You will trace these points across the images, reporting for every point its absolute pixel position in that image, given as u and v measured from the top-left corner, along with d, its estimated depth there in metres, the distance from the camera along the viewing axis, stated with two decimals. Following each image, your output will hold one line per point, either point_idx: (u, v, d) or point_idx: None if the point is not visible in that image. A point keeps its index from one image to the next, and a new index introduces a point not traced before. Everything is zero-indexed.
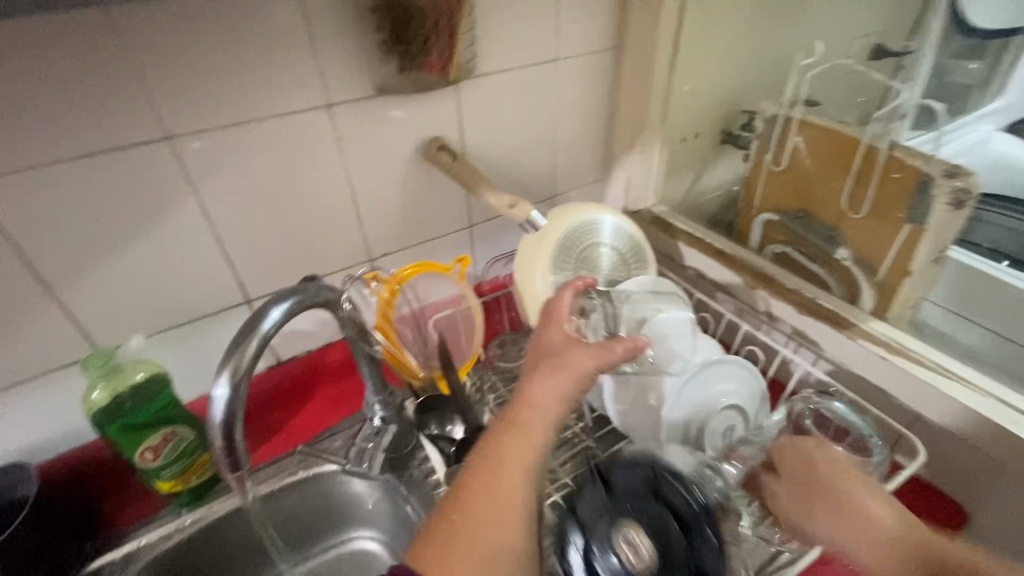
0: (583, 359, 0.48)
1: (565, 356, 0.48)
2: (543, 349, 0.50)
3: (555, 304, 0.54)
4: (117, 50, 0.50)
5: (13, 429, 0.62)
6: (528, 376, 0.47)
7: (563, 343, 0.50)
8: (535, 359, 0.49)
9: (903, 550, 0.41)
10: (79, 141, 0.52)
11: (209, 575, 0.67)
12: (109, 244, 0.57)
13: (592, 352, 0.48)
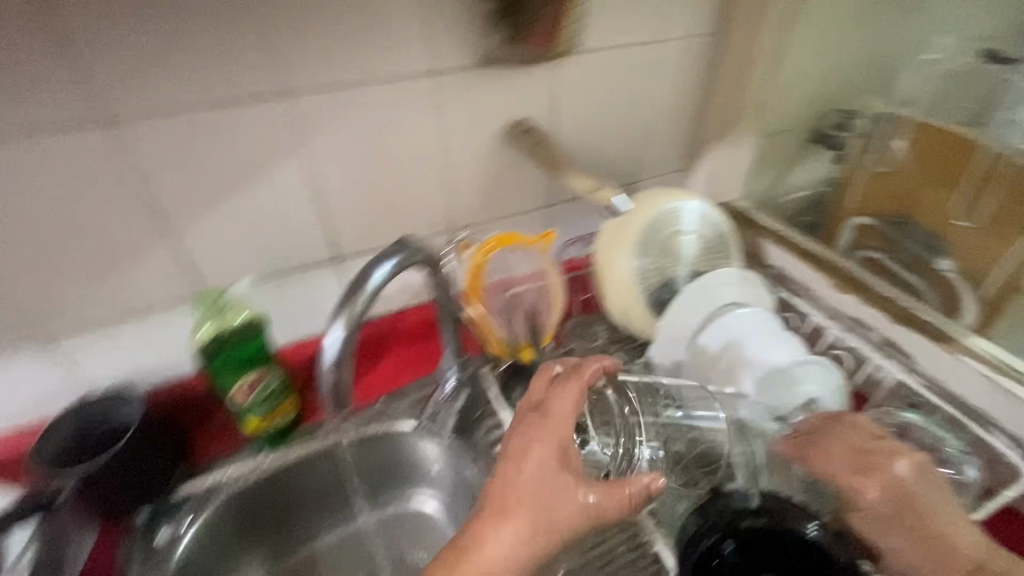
0: (560, 510, 0.40)
1: (539, 500, 0.40)
2: (515, 478, 0.42)
3: (539, 416, 0.44)
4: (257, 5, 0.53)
5: (119, 356, 0.66)
6: (487, 519, 0.40)
7: (555, 470, 0.41)
8: (506, 496, 0.41)
9: (895, 501, 0.48)
10: (212, 89, 0.55)
11: (280, 513, 0.71)
12: (223, 190, 0.61)
13: (571, 503, 0.40)
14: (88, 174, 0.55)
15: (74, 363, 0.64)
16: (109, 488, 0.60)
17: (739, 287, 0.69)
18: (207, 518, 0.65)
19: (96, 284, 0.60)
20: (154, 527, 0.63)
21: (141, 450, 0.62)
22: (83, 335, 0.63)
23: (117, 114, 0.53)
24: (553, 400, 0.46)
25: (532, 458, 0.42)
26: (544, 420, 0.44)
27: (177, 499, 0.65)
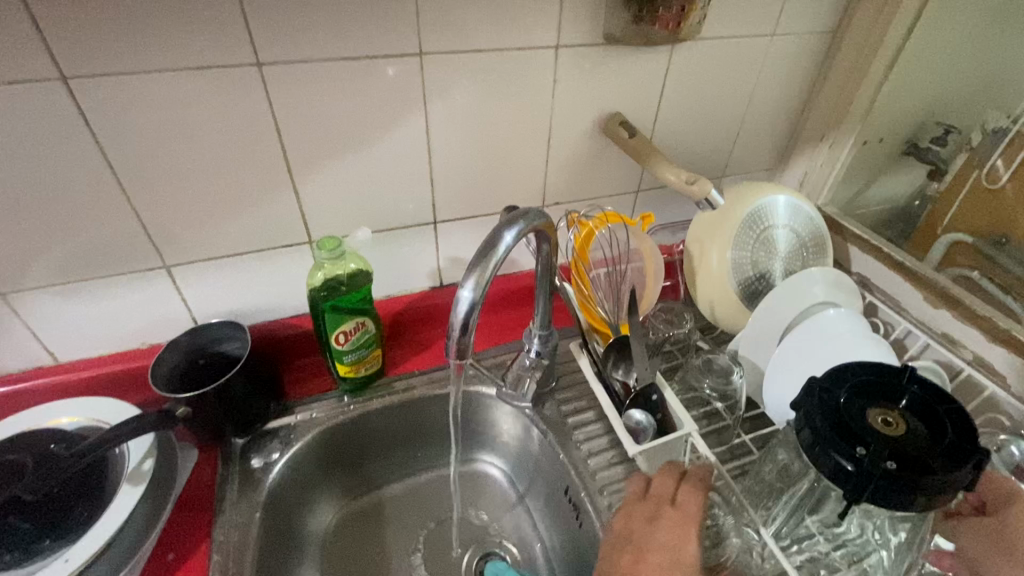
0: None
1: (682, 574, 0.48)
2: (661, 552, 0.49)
3: (686, 503, 0.52)
4: None
5: (225, 293, 0.70)
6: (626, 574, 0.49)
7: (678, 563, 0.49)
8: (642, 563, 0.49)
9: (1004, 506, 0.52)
10: (351, 44, 0.57)
11: (360, 456, 0.75)
12: (344, 144, 0.63)
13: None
14: (228, 116, 0.57)
15: (188, 293, 0.68)
16: (216, 417, 0.64)
17: (827, 288, 0.69)
18: (295, 453, 0.68)
19: (220, 223, 0.64)
20: (249, 454, 0.67)
21: (245, 385, 0.65)
22: (199, 269, 0.66)
23: (262, 59, 0.55)
24: (684, 503, 0.53)
25: (652, 549, 0.49)
26: (673, 521, 0.51)
27: (270, 432, 0.69)
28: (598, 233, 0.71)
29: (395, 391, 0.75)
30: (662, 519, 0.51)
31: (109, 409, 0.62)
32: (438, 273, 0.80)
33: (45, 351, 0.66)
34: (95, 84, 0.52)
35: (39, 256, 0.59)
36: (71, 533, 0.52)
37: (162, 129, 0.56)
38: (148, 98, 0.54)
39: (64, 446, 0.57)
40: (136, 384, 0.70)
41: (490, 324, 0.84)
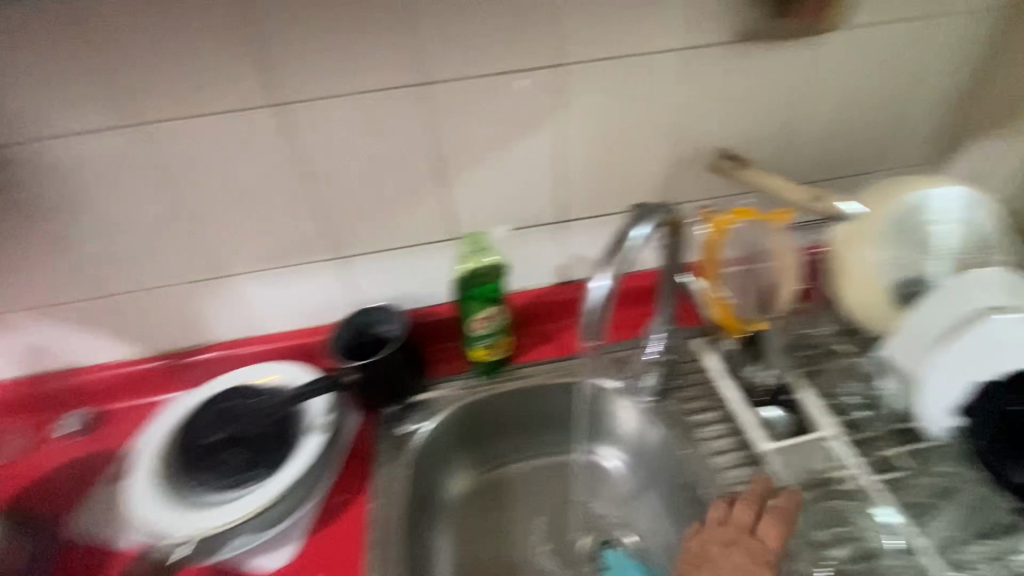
0: None
1: None
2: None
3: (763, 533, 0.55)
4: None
5: (382, 283, 0.81)
6: None
7: None
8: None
9: None
10: (501, 61, 0.66)
11: (488, 436, 0.82)
12: (488, 149, 0.71)
13: None
14: (398, 128, 0.68)
15: (355, 281, 0.80)
16: (376, 386, 0.75)
17: (1004, 294, 0.62)
18: (435, 425, 0.77)
19: (382, 222, 0.75)
20: (395, 423, 0.77)
21: (396, 362, 0.75)
22: (365, 260, 0.78)
23: (429, 79, 0.66)
24: (763, 532, 0.55)
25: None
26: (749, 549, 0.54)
27: (413, 404, 0.79)
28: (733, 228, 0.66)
29: (521, 376, 0.82)
30: (740, 547, 0.54)
31: (297, 371, 0.75)
32: (565, 269, 0.85)
33: (248, 325, 0.83)
34: (305, 107, 0.65)
35: (252, 246, 0.75)
36: (271, 465, 0.65)
37: (346, 142, 0.68)
38: (340, 116, 0.66)
39: (260, 396, 0.71)
40: (310, 356, 0.84)
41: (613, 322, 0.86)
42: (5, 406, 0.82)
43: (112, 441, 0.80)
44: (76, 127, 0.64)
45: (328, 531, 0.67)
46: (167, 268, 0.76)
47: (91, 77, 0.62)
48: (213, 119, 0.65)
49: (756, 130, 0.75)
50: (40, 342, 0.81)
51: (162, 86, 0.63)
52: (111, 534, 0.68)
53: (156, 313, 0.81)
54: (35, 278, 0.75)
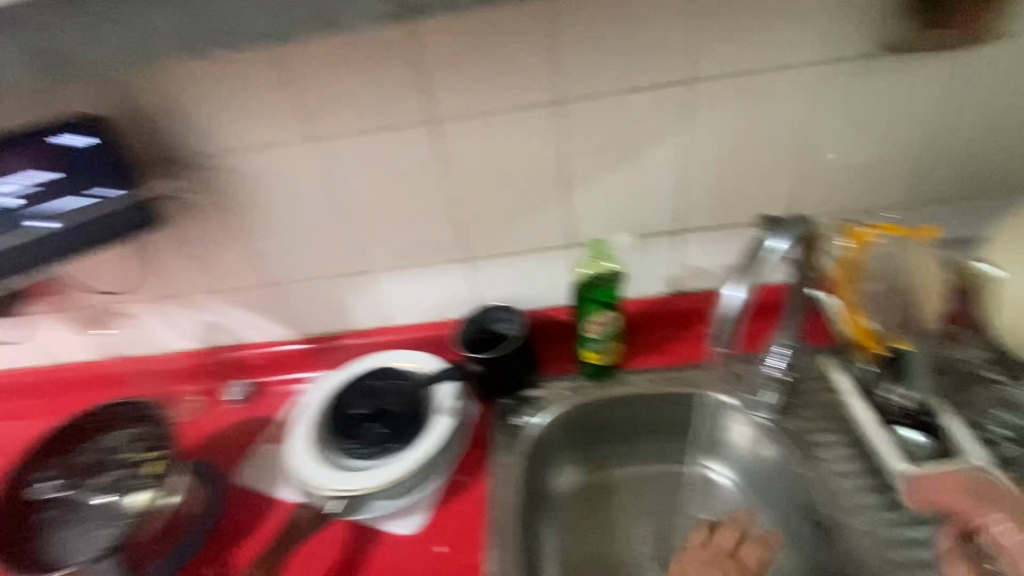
0: None
1: None
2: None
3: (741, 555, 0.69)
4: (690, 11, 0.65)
5: (505, 283, 0.89)
6: None
7: None
8: None
9: None
10: (634, 80, 0.70)
11: (597, 439, 0.85)
12: (613, 161, 0.76)
13: None
14: (533, 142, 0.75)
15: (477, 280, 0.88)
16: (494, 378, 0.81)
17: None
18: (550, 423, 0.81)
19: (510, 226, 0.82)
20: (510, 415, 0.82)
21: (516, 358, 0.81)
22: (489, 261, 0.86)
23: (565, 98, 0.71)
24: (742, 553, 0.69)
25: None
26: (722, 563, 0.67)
27: (527, 399, 0.84)
28: (875, 241, 0.65)
29: (631, 380, 0.84)
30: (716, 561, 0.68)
31: (427, 358, 0.83)
32: (675, 278, 0.87)
33: (385, 315, 0.94)
34: (454, 123, 0.73)
35: (394, 245, 0.85)
36: (410, 437, 0.74)
37: (486, 154, 0.76)
38: (482, 131, 0.74)
39: (398, 376, 0.80)
40: (435, 347, 0.94)
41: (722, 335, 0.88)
42: (187, 372, 0.97)
43: (268, 409, 0.93)
44: (252, 142, 0.74)
45: (451, 505, 0.73)
46: (322, 262, 0.88)
47: (274, 97, 0.71)
48: (374, 135, 0.74)
49: (890, 142, 0.73)
50: (214, 321, 0.95)
51: (332, 106, 0.72)
52: (269, 488, 0.79)
53: (308, 301, 0.93)
54: (214, 268, 0.88)
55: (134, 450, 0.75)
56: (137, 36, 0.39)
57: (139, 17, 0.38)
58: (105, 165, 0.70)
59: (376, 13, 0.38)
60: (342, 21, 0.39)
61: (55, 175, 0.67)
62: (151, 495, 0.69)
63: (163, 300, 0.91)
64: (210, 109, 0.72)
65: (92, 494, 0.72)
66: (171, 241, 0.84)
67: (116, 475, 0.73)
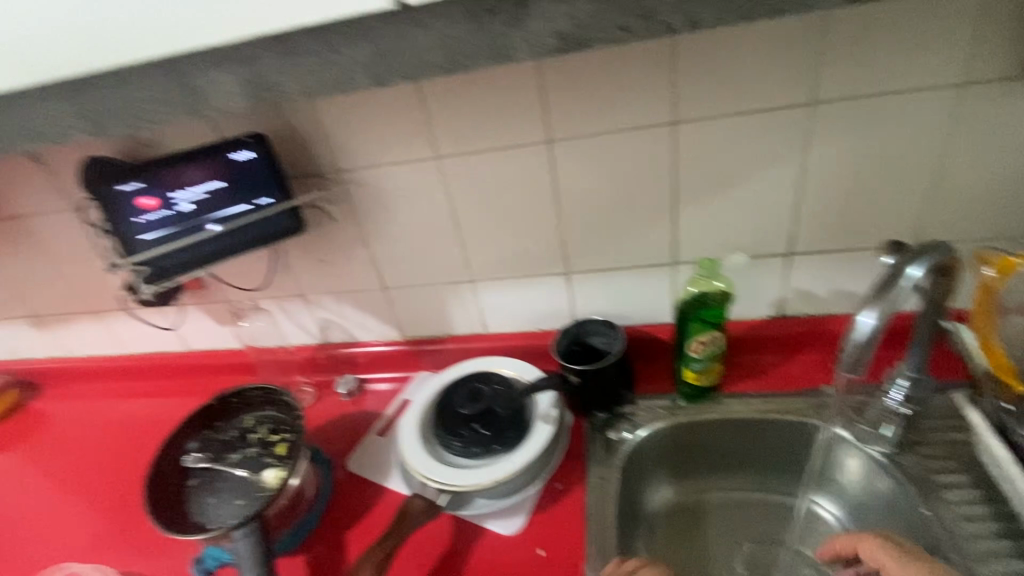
0: None
1: None
2: None
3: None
4: (820, 35, 0.65)
5: (603, 298, 0.91)
6: None
7: None
8: None
9: None
10: (753, 101, 0.70)
11: (691, 460, 0.85)
12: (724, 182, 0.77)
13: None
14: (644, 162, 0.77)
15: (576, 292, 0.92)
16: (591, 393, 0.82)
17: None
18: (646, 439, 0.83)
19: (614, 242, 0.85)
20: (607, 429, 0.84)
21: (616, 371, 0.82)
22: (590, 276, 0.90)
23: (680, 118, 0.73)
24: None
25: None
26: None
27: (623, 414, 0.85)
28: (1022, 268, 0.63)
29: (732, 403, 0.83)
30: None
31: (527, 368, 0.86)
32: (780, 301, 0.87)
33: (484, 322, 0.99)
34: (569, 144, 0.77)
35: (501, 256, 0.90)
36: (510, 442, 0.77)
37: (597, 173, 0.79)
38: (596, 151, 0.77)
39: (501, 382, 0.83)
40: (531, 355, 0.98)
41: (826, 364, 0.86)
42: (302, 364, 1.07)
43: (374, 404, 1.01)
44: (382, 159, 0.82)
45: (551, 511, 0.75)
46: (431, 270, 0.94)
47: (404, 118, 0.78)
48: (492, 153, 0.79)
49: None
50: (330, 320, 1.04)
51: (457, 126, 0.78)
52: (378, 478, 0.85)
53: (415, 306, 1.00)
54: (337, 271, 0.97)
55: (264, 431, 0.84)
56: (332, 70, 0.44)
57: (333, 51, 0.44)
58: (267, 176, 0.74)
59: (544, 47, 0.41)
60: (510, 50, 0.41)
61: (224, 184, 0.73)
62: (282, 471, 0.77)
63: (289, 297, 1.01)
64: (348, 129, 0.80)
65: (228, 468, 0.79)
66: (303, 246, 0.94)
67: (249, 453, 0.81)
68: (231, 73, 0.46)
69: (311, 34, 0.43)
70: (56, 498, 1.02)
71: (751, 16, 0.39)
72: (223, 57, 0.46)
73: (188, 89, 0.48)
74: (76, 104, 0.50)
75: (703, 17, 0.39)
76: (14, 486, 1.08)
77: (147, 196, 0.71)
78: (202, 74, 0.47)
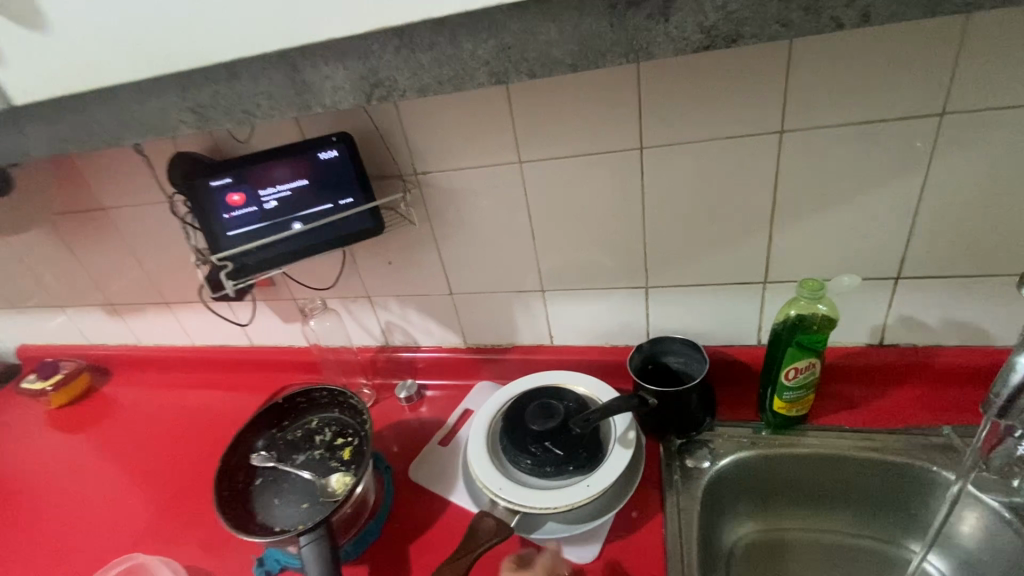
0: None
1: None
2: None
3: None
4: (959, 38, 0.59)
5: (682, 314, 0.87)
6: None
7: None
8: None
9: None
10: (873, 110, 0.64)
11: (774, 494, 0.79)
12: (828, 197, 0.71)
13: None
14: (741, 173, 0.72)
15: (652, 308, 0.88)
16: (670, 417, 0.78)
17: None
18: (726, 467, 0.77)
19: (699, 257, 0.80)
20: (683, 455, 0.79)
21: (699, 394, 0.78)
22: (669, 291, 0.85)
23: (786, 127, 0.67)
24: None
25: None
26: None
27: (700, 440, 0.81)
28: None
29: (824, 437, 0.77)
30: None
31: (601, 388, 0.82)
32: (880, 329, 0.79)
33: (549, 333, 0.96)
34: (660, 152, 0.73)
35: (575, 267, 0.87)
36: (583, 464, 0.72)
37: (688, 184, 0.75)
38: (689, 160, 0.73)
39: (574, 399, 0.79)
40: (599, 370, 0.94)
41: (931, 403, 0.78)
42: (362, 365, 1.07)
43: (434, 412, 0.99)
44: (462, 162, 0.80)
45: (627, 540, 0.71)
46: (500, 277, 0.91)
47: (487, 121, 0.76)
48: (576, 159, 0.76)
49: None
50: (393, 323, 1.03)
51: (542, 130, 0.75)
52: (441, 490, 0.82)
53: (481, 314, 0.97)
54: (405, 275, 0.96)
55: (329, 434, 0.83)
56: (451, 67, 0.42)
57: (454, 46, 0.41)
58: (351, 176, 0.74)
59: (688, 44, 0.38)
60: (648, 46, 0.38)
61: (309, 182, 0.73)
62: (346, 477, 0.76)
63: (354, 298, 1.01)
64: (430, 131, 0.78)
65: (294, 470, 0.79)
66: (374, 248, 0.93)
67: (314, 456, 0.81)
68: (346, 68, 0.45)
69: (432, 28, 0.41)
70: (126, 483, 1.05)
71: (937, 12, 0.34)
72: (337, 52, 0.44)
73: (298, 84, 0.47)
74: (185, 100, 0.50)
75: (879, 11, 0.34)
76: (86, 467, 1.11)
77: (236, 192, 0.71)
78: (314, 68, 0.45)
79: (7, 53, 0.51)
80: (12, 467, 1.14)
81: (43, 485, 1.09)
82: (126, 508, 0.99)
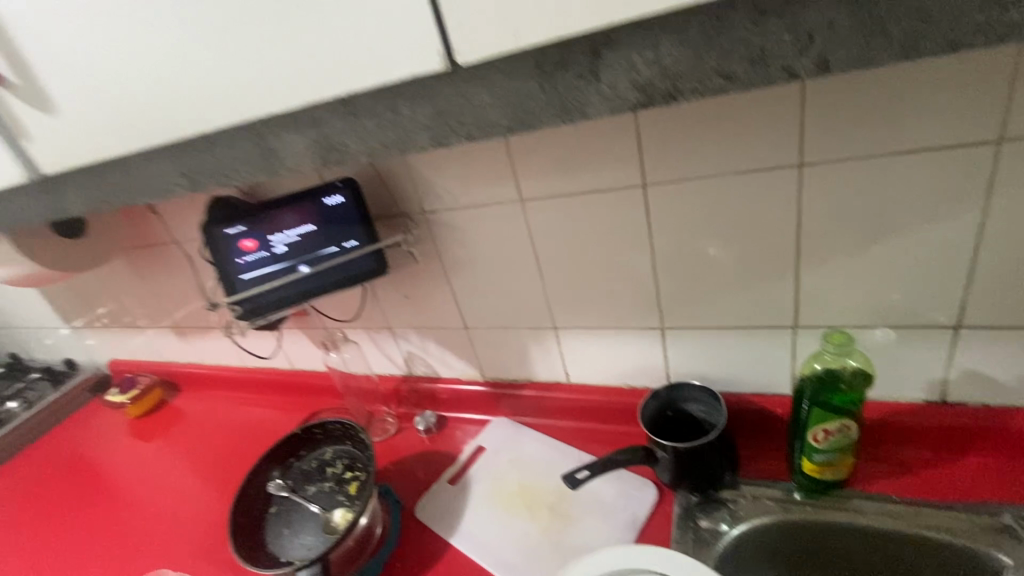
0: None
1: None
2: None
3: None
4: (1013, 55, 0.50)
5: (705, 358, 0.80)
6: None
7: None
8: None
9: None
10: (911, 138, 0.56)
11: (797, 563, 0.70)
12: (864, 236, 0.63)
13: None
14: (760, 210, 0.65)
15: (671, 349, 0.82)
16: (683, 474, 0.71)
17: None
18: (743, 532, 0.70)
19: (717, 298, 0.74)
20: (697, 515, 0.73)
21: (719, 451, 0.71)
22: (687, 333, 0.79)
23: (806, 160, 0.60)
24: None
25: None
26: None
27: (719, 499, 0.73)
28: None
29: (860, 506, 0.67)
30: None
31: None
32: (940, 384, 0.68)
33: (565, 371, 0.93)
34: (666, 189, 0.68)
35: (587, 306, 0.83)
36: None
37: (700, 222, 0.69)
38: (700, 197, 0.67)
39: None
40: (617, 412, 0.90)
41: (1005, 475, 0.66)
42: (387, 393, 1.10)
43: (450, 445, 0.98)
44: (466, 201, 0.80)
45: None
46: (513, 313, 0.89)
47: (488, 161, 0.75)
48: (579, 198, 0.73)
49: None
50: (414, 354, 1.04)
51: (542, 169, 0.73)
52: (445, 531, 0.81)
53: (495, 349, 0.96)
54: (421, 309, 0.96)
55: (340, 467, 0.86)
56: (394, 131, 0.41)
57: (393, 112, 0.41)
58: (354, 220, 0.76)
59: (624, 104, 0.34)
60: (582, 107, 0.35)
61: (315, 227, 0.76)
62: (349, 512, 0.78)
63: (376, 329, 1.04)
64: (433, 172, 0.78)
65: (303, 501, 0.82)
66: (391, 283, 0.95)
67: (324, 488, 0.84)
68: (302, 135, 0.45)
69: (372, 97, 0.41)
70: (175, 495, 1.13)
71: (915, 55, 0.28)
72: (293, 121, 0.45)
73: (265, 150, 0.48)
74: (176, 166, 0.53)
75: (839, 60, 0.29)
76: (145, 475, 1.22)
77: (248, 238, 0.75)
78: (275, 135, 0.46)
79: (34, 131, 0.57)
80: (91, 472, 1.28)
81: (111, 490, 1.21)
82: (173, 520, 1.07)
